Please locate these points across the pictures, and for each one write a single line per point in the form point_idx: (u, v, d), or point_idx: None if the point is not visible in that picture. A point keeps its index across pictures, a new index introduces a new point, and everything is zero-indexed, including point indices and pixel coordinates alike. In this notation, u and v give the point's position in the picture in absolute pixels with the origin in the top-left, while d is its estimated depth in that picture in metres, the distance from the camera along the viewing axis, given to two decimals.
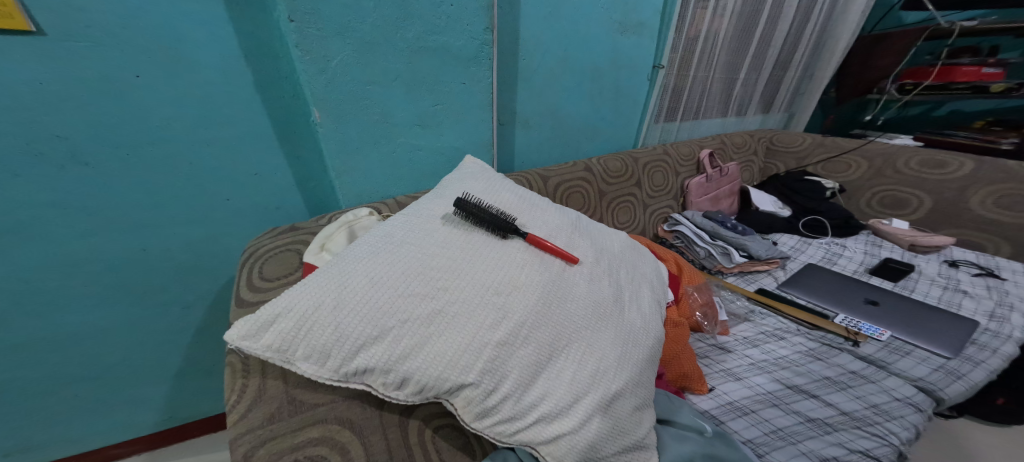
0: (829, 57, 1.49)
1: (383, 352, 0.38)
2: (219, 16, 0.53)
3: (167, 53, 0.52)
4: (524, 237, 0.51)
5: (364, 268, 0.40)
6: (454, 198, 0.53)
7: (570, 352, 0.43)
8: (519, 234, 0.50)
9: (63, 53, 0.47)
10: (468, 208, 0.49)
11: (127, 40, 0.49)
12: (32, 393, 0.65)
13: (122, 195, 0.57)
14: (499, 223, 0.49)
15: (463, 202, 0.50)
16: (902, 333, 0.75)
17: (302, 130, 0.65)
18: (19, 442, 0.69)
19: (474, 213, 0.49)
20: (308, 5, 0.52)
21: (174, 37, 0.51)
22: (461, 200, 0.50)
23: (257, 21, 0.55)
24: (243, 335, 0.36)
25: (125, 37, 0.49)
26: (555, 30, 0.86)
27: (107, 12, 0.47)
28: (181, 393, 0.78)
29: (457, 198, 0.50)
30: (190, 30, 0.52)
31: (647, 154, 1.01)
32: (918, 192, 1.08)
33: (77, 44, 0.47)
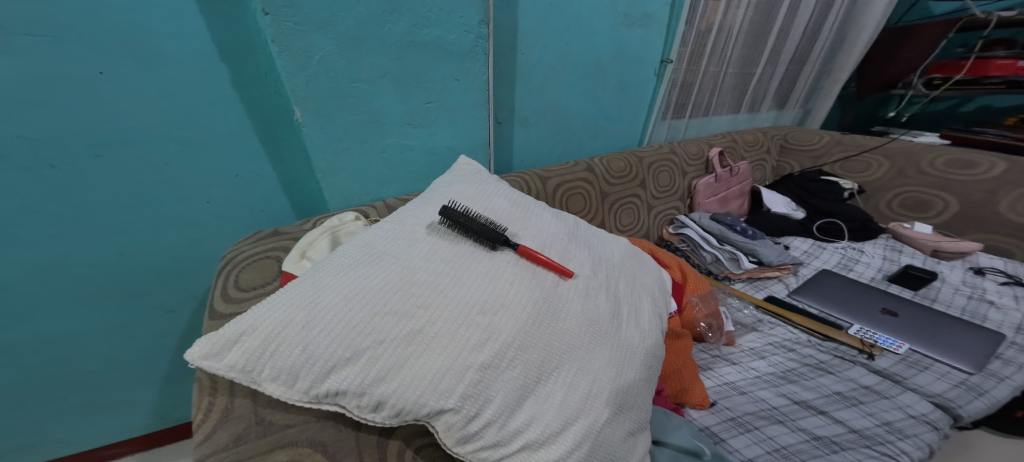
0: (851, 49, 1.41)
1: (356, 374, 0.36)
2: (186, 8, 0.50)
3: (128, 48, 0.49)
4: (515, 248, 0.47)
5: (338, 284, 0.38)
6: (442, 205, 0.50)
7: (560, 375, 0.40)
8: (509, 246, 0.47)
9: (21, 48, 0.45)
10: (455, 218, 0.47)
11: (82, 33, 0.47)
12: (19, 399, 0.65)
13: (96, 198, 0.55)
14: (487, 233, 0.47)
15: (449, 210, 0.47)
16: (921, 346, 0.71)
17: (284, 129, 0.63)
18: (10, 445, 0.70)
19: (462, 223, 0.47)
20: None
21: (141, 31, 0.49)
22: (447, 209, 0.48)
23: (226, 12, 0.52)
24: (207, 355, 0.35)
25: (81, 30, 0.47)
26: (556, 23, 0.82)
27: (66, 5, 0.45)
28: (171, 397, 0.79)
29: (444, 206, 0.48)
30: (159, 23, 0.50)
31: (653, 153, 0.97)
32: (943, 194, 1.02)
33: (31, 40, 0.45)
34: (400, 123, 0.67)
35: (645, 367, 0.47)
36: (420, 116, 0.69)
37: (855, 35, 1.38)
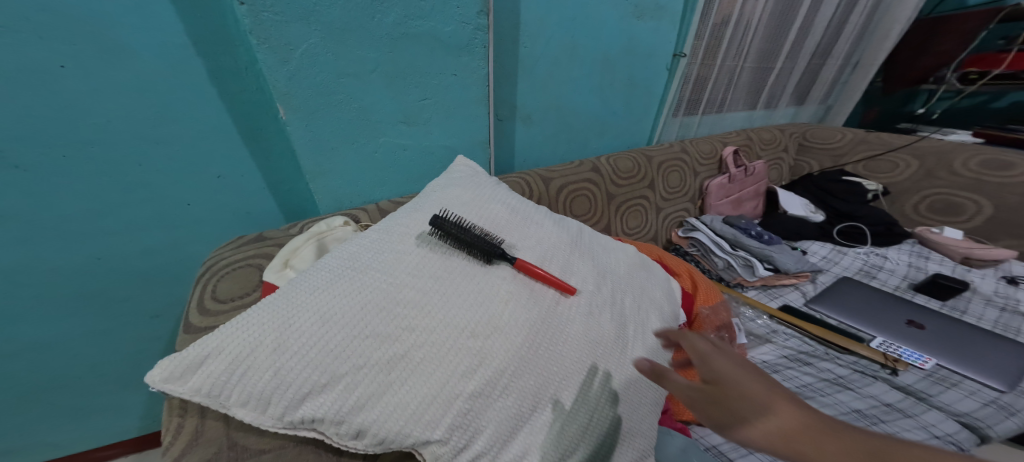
0: (881, 42, 1.34)
1: (332, 402, 0.33)
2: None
3: (92, 40, 0.46)
4: (513, 262, 0.44)
5: (316, 303, 0.35)
6: (433, 213, 0.47)
7: (558, 403, 0.37)
8: (507, 260, 0.44)
9: None
10: (448, 229, 0.43)
11: (40, 24, 0.44)
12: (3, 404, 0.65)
13: (66, 200, 0.53)
14: (482, 246, 0.43)
15: (441, 220, 0.43)
16: (950, 362, 0.65)
17: (268, 126, 0.60)
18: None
19: (456, 235, 0.43)
20: None
21: (107, 23, 0.46)
22: (439, 219, 0.44)
23: (198, 2, 0.49)
24: (169, 378, 0.32)
25: (39, 21, 0.44)
26: (561, 13, 0.77)
27: None
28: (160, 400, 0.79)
29: (435, 215, 0.44)
30: (126, 14, 0.47)
31: (663, 152, 0.92)
32: (975, 197, 0.96)
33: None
34: (392, 121, 0.64)
35: (644, 388, 0.44)
36: (414, 113, 0.66)
37: (887, 25, 1.31)
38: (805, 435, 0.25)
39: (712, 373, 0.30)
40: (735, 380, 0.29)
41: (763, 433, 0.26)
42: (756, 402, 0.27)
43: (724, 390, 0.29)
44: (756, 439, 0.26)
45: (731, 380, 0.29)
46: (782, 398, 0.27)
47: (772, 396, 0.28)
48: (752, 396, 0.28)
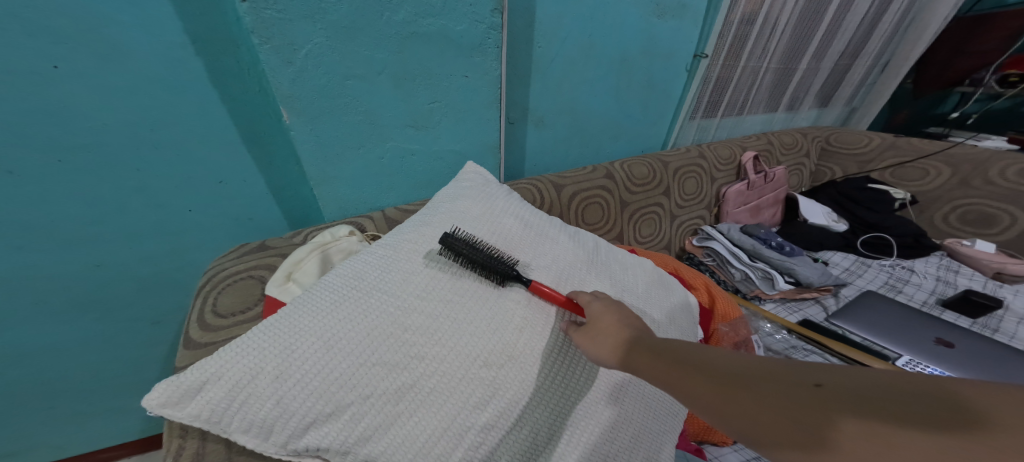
0: (913, 42, 1.28)
1: (338, 433, 0.31)
2: None
3: (85, 37, 0.44)
4: (528, 285, 0.42)
5: (321, 327, 0.34)
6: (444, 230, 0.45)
7: (575, 436, 0.35)
8: (521, 282, 0.42)
9: None
10: (460, 249, 0.40)
11: (33, 21, 0.42)
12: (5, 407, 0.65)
13: (63, 205, 0.52)
14: (494, 268, 0.41)
15: (451, 238, 0.41)
16: (982, 382, 0.60)
17: (271, 130, 0.58)
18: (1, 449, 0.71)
19: (469, 256, 0.40)
20: None
21: (101, 21, 0.44)
22: (448, 238, 0.41)
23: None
24: (164, 402, 0.30)
25: (31, 18, 0.42)
26: (578, 11, 0.74)
27: None
28: None
29: (443, 234, 0.41)
30: (122, 11, 0.45)
31: (680, 157, 0.89)
32: (1012, 208, 0.91)
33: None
34: (400, 126, 0.62)
35: (658, 417, 0.42)
36: (423, 117, 0.63)
37: (920, 23, 1.25)
38: (630, 349, 0.33)
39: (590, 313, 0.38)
40: (608, 317, 0.36)
41: (603, 350, 0.35)
42: (610, 328, 0.35)
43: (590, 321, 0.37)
44: (606, 356, 0.34)
45: (601, 315, 0.37)
46: (622, 323, 0.35)
47: (621, 324, 0.36)
48: (605, 326, 0.36)
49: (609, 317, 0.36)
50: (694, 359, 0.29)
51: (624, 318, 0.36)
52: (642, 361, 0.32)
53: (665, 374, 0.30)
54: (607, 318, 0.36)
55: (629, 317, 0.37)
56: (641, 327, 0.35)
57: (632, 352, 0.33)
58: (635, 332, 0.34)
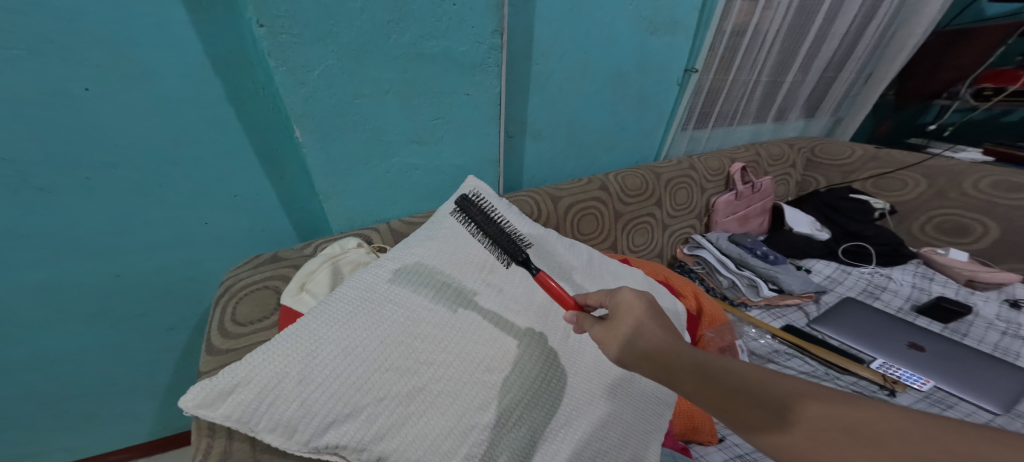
0: (895, 55, 1.33)
1: (354, 432, 0.34)
2: (174, 19, 0.48)
3: (114, 61, 0.48)
4: (534, 274, 0.44)
5: (338, 336, 0.37)
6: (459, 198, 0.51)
7: (568, 433, 0.39)
8: (529, 269, 0.45)
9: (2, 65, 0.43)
10: (468, 208, 0.48)
11: (65, 46, 0.45)
12: (21, 411, 0.68)
13: (86, 218, 0.55)
14: (490, 232, 0.47)
15: (466, 203, 0.49)
16: (947, 383, 0.65)
17: (282, 145, 0.61)
18: (14, 452, 0.73)
19: (475, 215, 0.48)
20: (281, 7, 0.48)
21: (127, 44, 0.47)
22: (462, 198, 0.50)
23: (218, 23, 0.51)
24: (199, 404, 0.33)
25: (63, 44, 0.45)
26: (574, 30, 0.78)
27: (45, 19, 0.43)
28: (171, 407, 0.82)
29: (460, 195, 0.50)
30: (147, 34, 0.48)
31: (671, 168, 0.93)
32: (984, 219, 0.96)
33: (7, 53, 0.43)
34: (406, 142, 0.66)
35: (643, 417, 0.46)
36: (427, 133, 0.67)
37: (902, 36, 1.30)
38: (666, 359, 0.34)
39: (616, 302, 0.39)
40: (627, 312, 0.38)
41: (635, 356, 0.36)
42: (641, 330, 0.36)
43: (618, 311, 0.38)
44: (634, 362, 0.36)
45: (628, 309, 0.38)
46: (655, 326, 0.36)
47: (651, 324, 0.36)
48: (644, 331, 0.36)
49: (629, 312, 0.38)
50: (731, 372, 0.31)
51: (643, 311, 0.37)
52: (685, 376, 0.33)
53: (704, 389, 0.32)
54: (626, 312, 0.38)
55: (657, 313, 0.37)
56: (663, 322, 0.36)
57: (668, 365, 0.34)
58: (657, 332, 0.36)
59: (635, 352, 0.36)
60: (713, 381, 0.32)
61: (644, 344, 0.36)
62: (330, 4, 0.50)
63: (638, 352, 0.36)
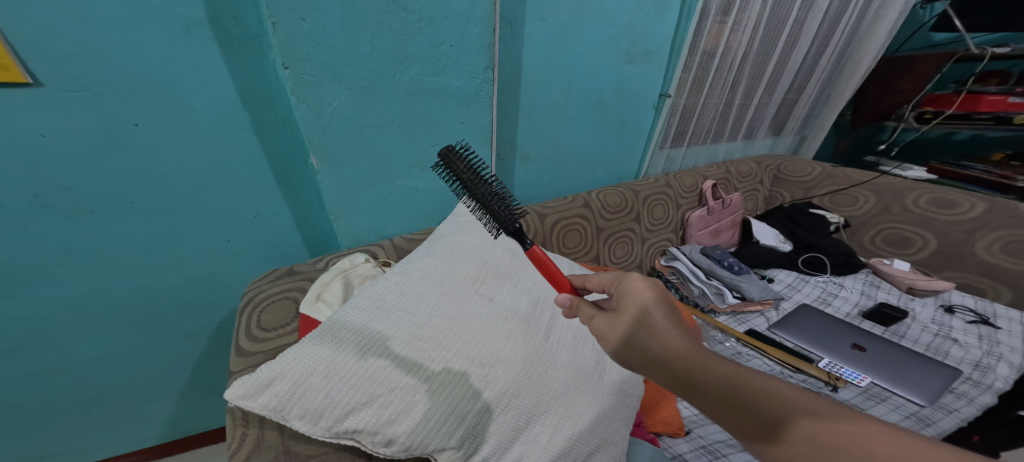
0: (850, 79, 1.47)
1: (371, 416, 0.42)
2: (211, 63, 0.56)
3: (159, 100, 0.56)
4: (527, 248, 0.49)
5: (356, 338, 0.45)
6: (444, 147, 0.53)
7: (548, 417, 0.47)
8: (523, 245, 0.49)
9: (67, 104, 0.51)
10: (449, 159, 0.52)
11: (120, 88, 0.53)
12: (48, 412, 0.74)
13: (125, 235, 0.62)
14: (467, 180, 0.52)
15: (448, 155, 0.52)
16: (882, 380, 0.75)
17: (298, 171, 0.70)
18: (36, 453, 0.79)
19: (454, 165, 0.52)
20: (302, 52, 0.56)
21: (171, 85, 0.55)
22: (447, 148, 0.53)
23: (248, 66, 0.59)
24: (241, 395, 0.41)
25: (119, 86, 0.53)
26: (558, 63, 0.87)
27: (105, 66, 0.51)
28: (183, 411, 0.88)
29: (446, 146, 0.53)
30: (187, 76, 0.56)
31: (649, 186, 1.03)
32: (924, 231, 1.09)
33: (73, 94, 0.51)
34: (408, 167, 0.74)
35: (615, 407, 0.54)
36: (427, 159, 0.75)
37: (855, 63, 1.44)
38: (676, 360, 0.38)
39: (628, 300, 0.44)
40: (631, 305, 0.43)
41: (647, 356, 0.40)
42: (651, 329, 0.41)
43: (631, 309, 0.43)
44: (640, 359, 0.41)
45: (641, 309, 0.42)
46: (668, 329, 0.40)
47: (665, 327, 0.40)
48: (658, 333, 0.40)
49: (632, 307, 0.43)
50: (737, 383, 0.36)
51: (644, 306, 0.42)
52: (691, 376, 0.37)
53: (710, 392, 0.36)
54: (628, 307, 0.43)
55: (671, 315, 0.41)
56: (674, 323, 0.40)
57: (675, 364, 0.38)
58: (672, 336, 0.40)
59: (634, 345, 0.41)
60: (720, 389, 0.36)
61: (642, 338, 0.41)
62: (345, 49, 0.58)
63: (650, 354, 0.40)
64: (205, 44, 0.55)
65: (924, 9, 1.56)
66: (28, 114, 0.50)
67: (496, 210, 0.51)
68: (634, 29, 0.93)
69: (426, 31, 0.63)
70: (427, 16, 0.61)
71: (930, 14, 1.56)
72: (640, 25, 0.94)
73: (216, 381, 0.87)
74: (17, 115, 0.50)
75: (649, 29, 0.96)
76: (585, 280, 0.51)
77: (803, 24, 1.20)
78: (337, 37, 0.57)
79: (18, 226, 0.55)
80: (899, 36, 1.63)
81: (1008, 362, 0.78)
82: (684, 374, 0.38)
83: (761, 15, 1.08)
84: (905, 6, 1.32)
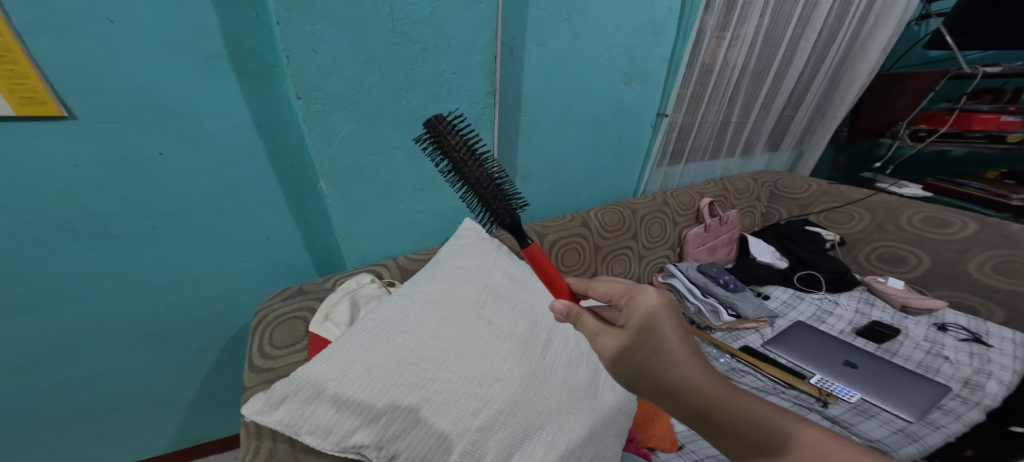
0: (844, 96, 1.50)
1: (377, 432, 0.45)
2: (230, 93, 0.60)
3: (181, 129, 0.60)
4: (524, 247, 0.52)
5: (364, 358, 0.48)
6: (433, 115, 0.55)
7: (542, 434, 0.50)
8: (521, 244, 0.52)
9: (95, 134, 0.55)
10: (438, 130, 0.54)
11: (146, 118, 0.57)
12: (65, 423, 0.77)
13: (145, 255, 0.66)
14: (456, 155, 0.53)
15: (436, 123, 0.54)
16: (872, 396, 0.77)
17: (309, 194, 0.74)
18: None
19: (440, 135, 0.54)
20: (314, 83, 0.59)
21: (192, 114, 0.59)
22: (436, 117, 0.55)
23: (264, 97, 0.63)
24: (257, 411, 0.44)
25: (145, 116, 0.57)
26: (558, 86, 0.91)
27: (133, 100, 0.55)
28: (191, 421, 0.91)
29: (434, 115, 0.55)
30: (207, 106, 0.60)
31: (646, 204, 1.06)
32: (916, 250, 1.15)
33: (104, 126, 0.55)
34: (412, 190, 0.77)
35: (607, 424, 0.56)
36: (431, 183, 0.79)
37: (849, 80, 1.47)
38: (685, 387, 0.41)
39: (640, 320, 0.44)
40: (639, 323, 0.44)
41: (654, 379, 0.43)
42: (663, 352, 0.42)
43: (644, 329, 0.44)
44: (644, 378, 0.43)
45: (654, 331, 0.43)
46: (682, 355, 0.42)
47: (681, 352, 0.42)
48: (670, 357, 0.42)
49: (638, 326, 0.44)
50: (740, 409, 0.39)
51: (651, 326, 0.44)
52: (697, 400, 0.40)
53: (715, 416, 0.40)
54: (635, 327, 0.44)
55: (685, 339, 0.43)
56: (690, 349, 0.42)
57: (683, 390, 0.41)
58: (689, 362, 0.41)
59: (632, 361, 0.44)
60: (723, 415, 0.40)
61: (642, 355, 0.43)
62: (353, 79, 0.61)
63: (663, 377, 0.42)
64: (225, 75, 0.59)
65: (919, 26, 1.60)
66: (62, 145, 0.54)
67: (476, 189, 0.53)
68: (631, 51, 0.97)
69: (430, 60, 0.66)
70: (431, 46, 0.65)
71: (924, 30, 1.59)
72: (637, 48, 0.98)
73: (225, 393, 0.90)
74: (52, 146, 0.54)
75: (646, 52, 1.00)
76: (589, 286, 0.54)
77: (797, 43, 1.23)
78: (346, 68, 0.60)
79: (48, 249, 0.59)
80: (894, 53, 1.67)
81: (996, 380, 0.82)
82: (682, 393, 0.41)
83: (758, 34, 1.11)
84: (899, 25, 1.35)
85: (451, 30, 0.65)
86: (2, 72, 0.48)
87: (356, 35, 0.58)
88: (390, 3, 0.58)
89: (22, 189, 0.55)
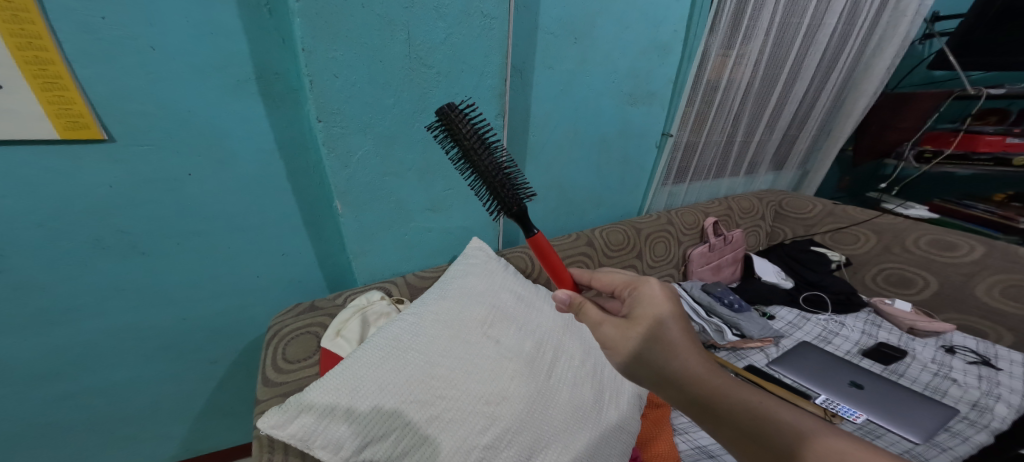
0: (848, 116, 1.52)
1: (387, 447, 0.46)
2: (255, 115, 0.64)
3: (208, 151, 0.63)
4: (530, 236, 0.51)
5: (375, 375, 0.49)
6: (444, 104, 0.56)
7: (547, 453, 0.51)
8: (528, 232, 0.52)
9: (130, 155, 0.59)
10: (451, 119, 0.55)
11: (178, 140, 0.61)
12: (77, 432, 0.79)
13: (167, 269, 0.69)
14: (468, 144, 0.55)
15: (448, 111, 0.55)
16: (877, 416, 0.77)
17: (323, 213, 0.77)
18: None
19: (453, 123, 0.55)
20: (334, 108, 0.62)
21: (221, 135, 0.63)
22: (448, 107, 0.56)
23: (287, 120, 0.66)
24: (272, 424, 0.45)
25: (177, 138, 0.61)
26: (566, 106, 0.94)
27: (165, 123, 0.59)
28: (198, 431, 0.92)
29: (447, 104, 0.56)
30: (233, 128, 0.63)
31: (650, 223, 1.08)
32: (923, 273, 1.16)
33: (139, 148, 0.59)
34: (422, 209, 0.80)
35: (610, 444, 0.57)
36: (440, 202, 0.81)
37: (854, 101, 1.49)
38: (686, 393, 0.42)
39: (646, 314, 0.46)
40: (644, 318, 0.46)
41: (660, 385, 0.44)
42: (667, 352, 0.44)
43: (648, 327, 0.45)
44: (648, 380, 0.45)
45: (658, 328, 0.45)
46: (682, 357, 0.43)
47: (682, 354, 0.43)
48: (673, 361, 0.43)
49: (643, 321, 0.46)
50: (743, 418, 0.39)
51: (655, 323, 0.45)
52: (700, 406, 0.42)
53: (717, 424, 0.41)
54: (642, 319, 0.46)
55: (687, 341, 0.44)
56: (692, 355, 0.43)
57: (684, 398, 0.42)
58: (689, 362, 0.43)
59: (638, 357, 0.45)
60: (726, 424, 0.40)
61: (647, 353, 0.44)
62: (371, 103, 0.65)
63: (666, 378, 0.43)
64: (252, 99, 0.63)
65: (923, 46, 1.62)
66: (101, 167, 0.58)
67: (485, 178, 0.55)
68: (636, 73, 1.00)
69: (443, 84, 0.70)
70: (444, 71, 0.68)
71: (928, 50, 1.62)
72: (642, 70, 1.01)
73: (232, 404, 0.92)
74: (89, 167, 0.57)
75: (652, 73, 1.03)
76: (592, 277, 0.55)
77: (801, 63, 1.26)
78: (364, 92, 0.63)
79: (79, 262, 0.63)
80: (897, 73, 1.69)
81: (1006, 403, 0.81)
82: (691, 396, 0.42)
83: (762, 52, 1.14)
84: (903, 46, 1.37)
85: (463, 56, 0.68)
86: (52, 97, 0.52)
87: (375, 61, 0.62)
88: (408, 31, 0.62)
89: (59, 206, 0.58)
